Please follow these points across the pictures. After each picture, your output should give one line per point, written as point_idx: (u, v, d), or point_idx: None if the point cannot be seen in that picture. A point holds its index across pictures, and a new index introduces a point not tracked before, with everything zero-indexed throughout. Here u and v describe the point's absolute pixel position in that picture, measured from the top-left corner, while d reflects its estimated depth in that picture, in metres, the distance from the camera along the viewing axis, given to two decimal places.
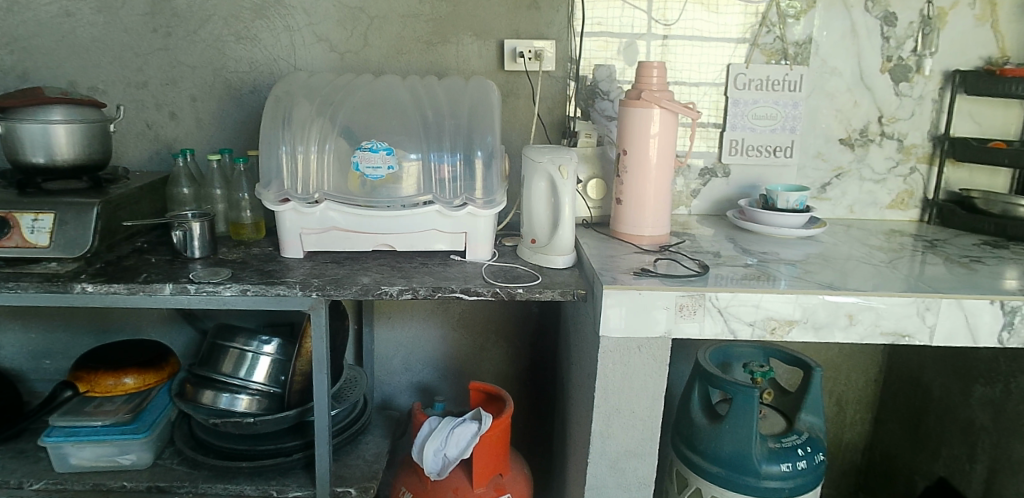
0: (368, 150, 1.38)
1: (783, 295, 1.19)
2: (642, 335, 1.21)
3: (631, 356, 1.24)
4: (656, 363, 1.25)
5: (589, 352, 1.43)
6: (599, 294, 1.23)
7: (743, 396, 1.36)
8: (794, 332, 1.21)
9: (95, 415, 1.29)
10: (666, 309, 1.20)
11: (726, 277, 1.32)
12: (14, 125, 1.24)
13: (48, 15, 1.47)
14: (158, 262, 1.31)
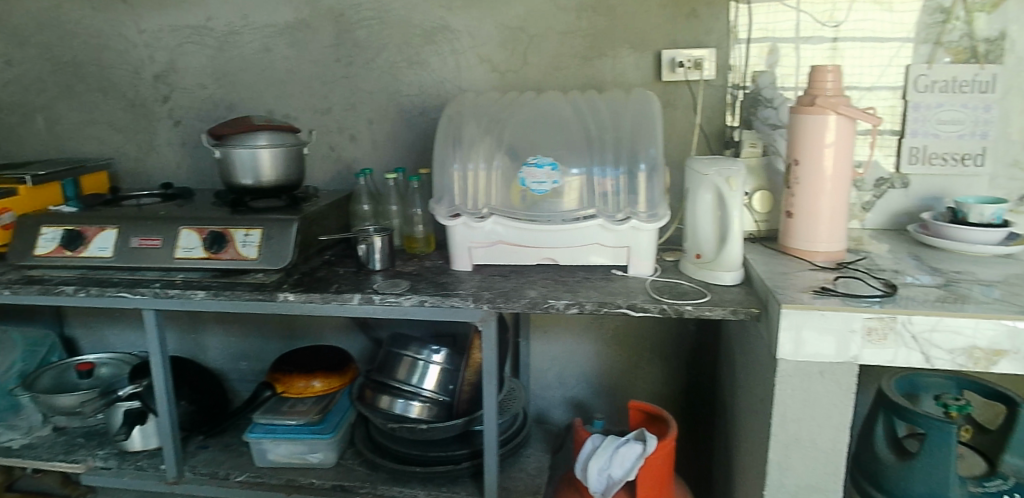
0: (534, 166, 1.41)
1: (972, 318, 1.05)
2: (821, 359, 1.12)
3: (811, 382, 1.14)
4: (840, 390, 1.14)
5: (763, 376, 1.34)
6: (775, 313, 1.16)
7: (936, 432, 1.20)
8: (1001, 363, 1.06)
9: (290, 414, 1.39)
10: (849, 331, 1.10)
11: (915, 299, 1.19)
12: (228, 150, 1.39)
13: (252, 51, 1.60)
14: (345, 274, 1.41)
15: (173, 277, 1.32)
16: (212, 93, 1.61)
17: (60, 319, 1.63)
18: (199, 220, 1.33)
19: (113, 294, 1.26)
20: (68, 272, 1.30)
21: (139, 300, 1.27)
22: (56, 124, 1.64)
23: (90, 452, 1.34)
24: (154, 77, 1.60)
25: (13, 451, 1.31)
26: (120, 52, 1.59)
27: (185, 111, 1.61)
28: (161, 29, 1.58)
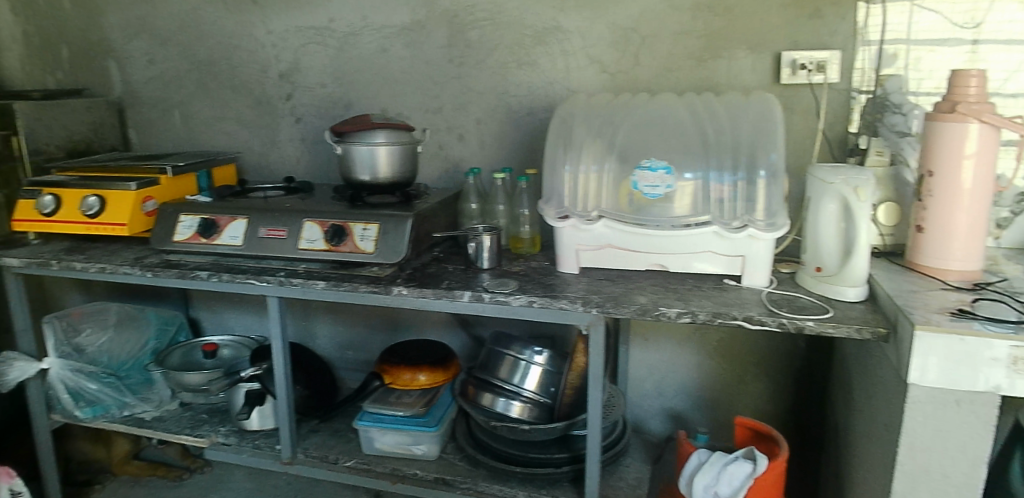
0: (647, 169, 1.37)
1: None
2: (960, 386, 0.97)
3: (945, 411, 1.00)
4: (979, 422, 0.99)
5: (882, 397, 1.28)
6: (907, 336, 1.02)
7: None
8: None
9: (397, 405, 1.43)
10: (993, 360, 0.95)
11: None
12: (349, 147, 1.45)
13: (369, 51, 1.66)
14: (454, 271, 1.43)
15: (296, 266, 1.38)
16: (332, 92, 1.68)
17: (187, 301, 1.74)
18: (321, 213, 1.38)
19: (242, 279, 1.33)
20: (202, 258, 1.38)
21: (265, 287, 1.34)
22: (190, 119, 1.75)
23: (214, 428, 1.42)
24: (279, 76, 1.68)
25: (147, 422, 1.40)
26: (250, 51, 1.67)
27: (306, 109, 1.69)
28: (287, 30, 1.66)
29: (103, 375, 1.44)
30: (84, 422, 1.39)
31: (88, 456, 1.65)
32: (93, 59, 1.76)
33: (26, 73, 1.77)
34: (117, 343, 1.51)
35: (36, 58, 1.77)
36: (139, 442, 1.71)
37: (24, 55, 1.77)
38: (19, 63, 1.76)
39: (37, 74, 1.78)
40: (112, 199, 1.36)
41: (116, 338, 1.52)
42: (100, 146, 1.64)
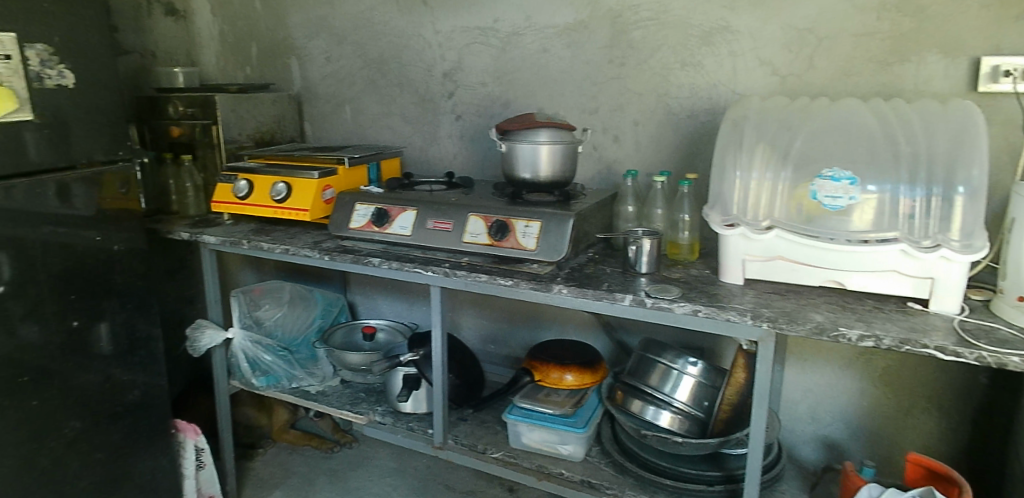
0: (829, 179, 1.28)
1: None
2: None
3: None
4: None
5: None
6: None
7: None
8: None
9: (546, 403, 1.45)
10: None
11: None
12: (513, 146, 1.48)
13: (531, 51, 1.68)
14: (612, 273, 1.42)
15: (459, 259, 1.43)
16: (492, 91, 1.73)
17: (346, 285, 1.85)
18: (485, 209, 1.42)
19: (410, 268, 1.39)
20: (373, 244, 1.47)
21: (430, 277, 1.39)
22: (359, 114, 1.86)
23: (371, 407, 1.49)
24: (443, 75, 1.76)
25: (313, 395, 1.49)
26: (417, 51, 1.76)
27: (466, 107, 1.75)
28: (454, 30, 1.72)
29: (277, 348, 1.55)
30: (260, 390, 1.50)
31: (253, 422, 1.81)
32: (277, 56, 1.91)
33: (221, 69, 1.96)
34: (289, 319, 1.62)
35: (229, 55, 1.95)
36: (296, 414, 1.87)
37: (220, 52, 1.95)
38: (216, 59, 1.95)
39: (230, 69, 1.96)
40: (298, 186, 1.47)
41: (288, 314, 1.63)
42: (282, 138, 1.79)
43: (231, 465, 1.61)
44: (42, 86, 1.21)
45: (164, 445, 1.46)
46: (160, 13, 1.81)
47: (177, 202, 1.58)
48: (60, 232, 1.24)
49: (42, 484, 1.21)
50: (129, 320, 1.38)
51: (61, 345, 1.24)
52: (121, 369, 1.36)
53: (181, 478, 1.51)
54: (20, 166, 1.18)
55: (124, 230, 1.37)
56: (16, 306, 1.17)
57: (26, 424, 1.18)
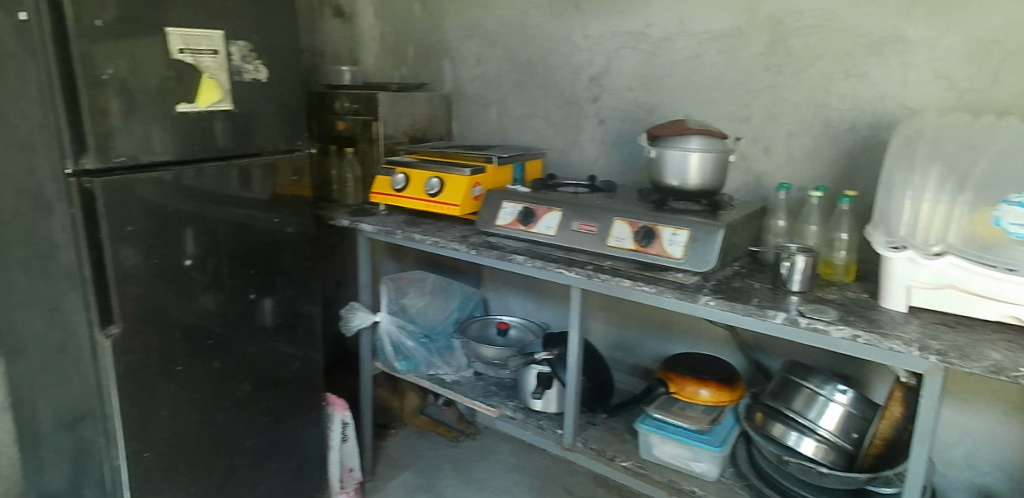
0: (1017, 204, 1.10)
1: None
2: None
3: None
4: None
5: None
6: None
7: None
8: None
9: (681, 416, 1.42)
10: None
11: None
12: (662, 151, 1.46)
13: (681, 57, 1.65)
14: (760, 289, 1.37)
15: (602, 262, 1.43)
16: (638, 96, 1.72)
17: (480, 281, 1.94)
18: (631, 214, 1.40)
19: (553, 268, 1.40)
20: (517, 242, 1.51)
21: (573, 278, 1.40)
22: (504, 116, 1.93)
23: (503, 401, 1.52)
24: (590, 79, 1.77)
25: (448, 383, 1.54)
26: (566, 54, 1.79)
27: (610, 111, 1.76)
28: (603, 35, 1.73)
29: (418, 335, 1.63)
30: (399, 373, 1.57)
31: (386, 403, 1.96)
32: (432, 58, 2.03)
33: (380, 68, 2.10)
34: (430, 309, 1.70)
35: (388, 56, 2.09)
36: (425, 400, 1.97)
37: (380, 52, 2.10)
38: (376, 59, 2.10)
39: (388, 68, 2.10)
40: (451, 181, 1.55)
41: (429, 303, 1.71)
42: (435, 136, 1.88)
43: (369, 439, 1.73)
44: (240, 79, 1.34)
45: (316, 416, 1.57)
46: (331, 15, 1.97)
47: (337, 191, 1.73)
48: (239, 213, 1.36)
49: (216, 439, 1.35)
50: (293, 298, 1.49)
51: (236, 314, 1.37)
52: (284, 342, 1.47)
53: (327, 448, 1.62)
54: (211, 151, 1.31)
55: (295, 214, 1.48)
56: (201, 277, 1.30)
57: (207, 383, 1.32)
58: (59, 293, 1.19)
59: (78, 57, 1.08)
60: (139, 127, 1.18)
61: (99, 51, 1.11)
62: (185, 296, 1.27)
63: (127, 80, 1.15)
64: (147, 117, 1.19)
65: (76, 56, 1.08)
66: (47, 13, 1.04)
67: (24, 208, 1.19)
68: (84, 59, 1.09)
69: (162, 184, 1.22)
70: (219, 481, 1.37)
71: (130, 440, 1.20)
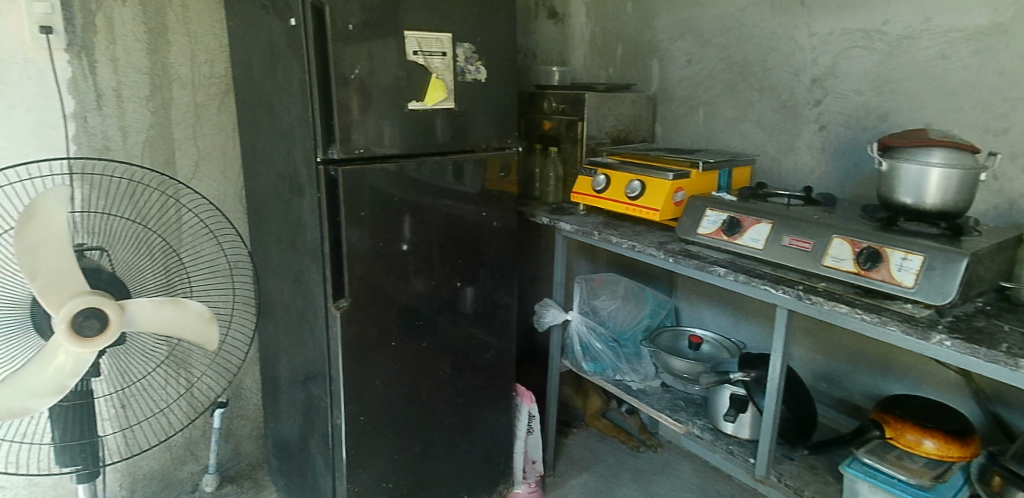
0: None
1: None
2: None
3: None
4: None
5: None
6: None
7: None
8: None
9: (899, 467, 1.24)
10: None
11: None
12: (896, 164, 1.26)
13: (924, 58, 1.41)
14: (1012, 333, 1.07)
15: (814, 283, 1.26)
16: (867, 100, 1.52)
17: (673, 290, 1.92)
18: (854, 232, 1.24)
19: (759, 284, 1.27)
20: (719, 253, 1.42)
21: (779, 297, 1.25)
22: (713, 118, 1.85)
23: (691, 418, 1.46)
24: (812, 80, 1.62)
25: (633, 390, 1.55)
26: (786, 54, 1.65)
27: (834, 117, 1.59)
28: (832, 32, 1.56)
29: (608, 339, 1.67)
30: (587, 374, 1.64)
31: (569, 401, 2.01)
32: (641, 57, 2.00)
33: (588, 67, 2.12)
34: (621, 313, 1.74)
35: (596, 55, 2.10)
36: (608, 404, 2.00)
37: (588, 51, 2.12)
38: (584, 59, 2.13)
39: (595, 68, 2.11)
40: (652, 185, 1.52)
41: (620, 308, 1.75)
42: (636, 137, 1.86)
43: (552, 433, 1.78)
44: (463, 80, 1.41)
45: (505, 405, 1.63)
46: (545, 17, 2.02)
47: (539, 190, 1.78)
48: (451, 204, 1.43)
49: (419, 413, 1.46)
50: (493, 289, 1.55)
51: (442, 299, 1.46)
52: (482, 329, 1.55)
53: (514, 437, 1.68)
54: (431, 145, 1.38)
55: (500, 209, 1.54)
56: (415, 261, 1.40)
57: (414, 360, 1.43)
58: (303, 266, 1.36)
59: (331, 58, 1.21)
60: (374, 122, 1.28)
61: (347, 53, 1.22)
62: (400, 278, 1.38)
63: (367, 79, 1.25)
64: (381, 112, 1.29)
65: (332, 58, 1.21)
66: (311, 20, 1.18)
67: (281, 190, 1.38)
68: (336, 60, 1.21)
69: (389, 174, 1.32)
70: (419, 452, 1.48)
71: (350, 403, 1.35)
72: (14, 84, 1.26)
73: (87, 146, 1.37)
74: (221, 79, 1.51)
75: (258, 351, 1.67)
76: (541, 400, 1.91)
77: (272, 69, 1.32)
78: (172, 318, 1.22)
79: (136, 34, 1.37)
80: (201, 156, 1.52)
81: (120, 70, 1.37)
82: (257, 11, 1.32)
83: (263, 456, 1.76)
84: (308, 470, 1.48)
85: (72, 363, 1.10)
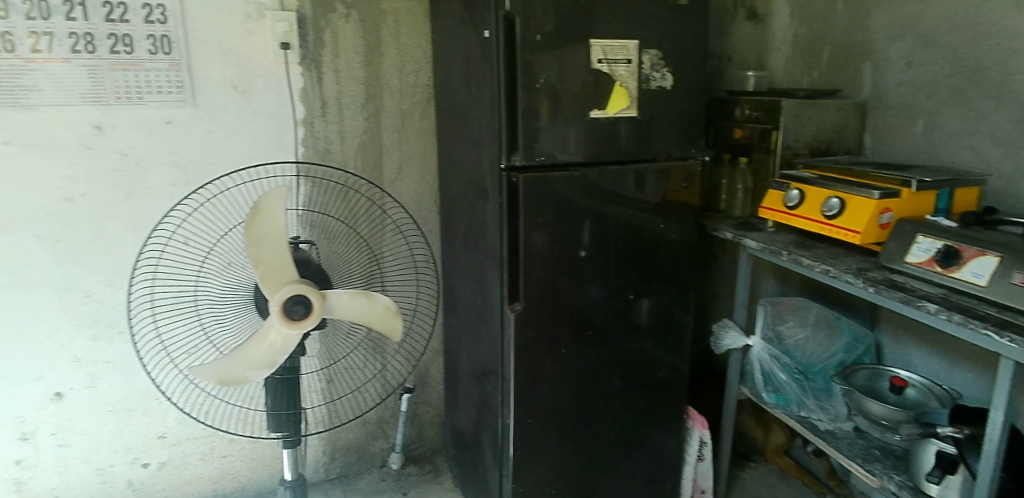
0: None
1: None
2: None
3: None
4: None
5: None
6: None
7: None
8: None
9: None
10: None
11: None
12: None
13: None
14: None
15: None
16: None
17: (876, 322, 1.69)
18: None
19: (977, 329, 1.04)
20: (929, 287, 1.18)
21: (1003, 346, 1.00)
22: (935, 129, 1.59)
23: (886, 471, 1.28)
24: None
25: (820, 431, 1.42)
26: None
27: None
28: None
29: (793, 370, 1.53)
30: (767, 405, 1.53)
31: (747, 431, 1.91)
32: (852, 61, 1.80)
33: (788, 72, 1.95)
34: (811, 343, 1.58)
35: (800, 59, 1.93)
36: (792, 441, 1.83)
37: (791, 56, 1.95)
38: (785, 63, 1.97)
39: (797, 73, 1.94)
40: (854, 203, 1.35)
41: (810, 337, 1.59)
42: (838, 148, 1.68)
43: (726, 464, 1.67)
44: (648, 87, 1.36)
45: (677, 426, 1.56)
46: (743, 17, 1.96)
47: (725, 201, 1.70)
48: (632, 213, 1.40)
49: (586, 422, 1.45)
50: (670, 304, 1.49)
51: (615, 310, 1.42)
52: (656, 345, 1.49)
53: (683, 463, 1.60)
54: (615, 153, 1.36)
55: (681, 221, 1.46)
56: (592, 268, 1.38)
57: (583, 369, 1.42)
58: (484, 267, 1.41)
59: (520, 66, 1.23)
60: (561, 128, 1.29)
61: (536, 61, 1.24)
62: (577, 285, 1.37)
63: (556, 85, 1.27)
64: (567, 118, 1.29)
65: (520, 66, 1.23)
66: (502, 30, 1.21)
67: (469, 193, 1.45)
68: (524, 68, 1.23)
69: (571, 180, 1.32)
70: (583, 462, 1.47)
71: (519, 404, 1.37)
72: (259, 93, 1.47)
73: (313, 149, 1.55)
74: (424, 88, 1.62)
75: (440, 342, 1.77)
76: (716, 427, 1.81)
77: (466, 78, 1.39)
78: (363, 308, 1.31)
79: (356, 48, 1.53)
80: (404, 159, 1.65)
81: (342, 81, 1.53)
82: (458, 23, 1.40)
83: (442, 443, 1.87)
84: (479, 464, 1.54)
85: (281, 342, 1.23)
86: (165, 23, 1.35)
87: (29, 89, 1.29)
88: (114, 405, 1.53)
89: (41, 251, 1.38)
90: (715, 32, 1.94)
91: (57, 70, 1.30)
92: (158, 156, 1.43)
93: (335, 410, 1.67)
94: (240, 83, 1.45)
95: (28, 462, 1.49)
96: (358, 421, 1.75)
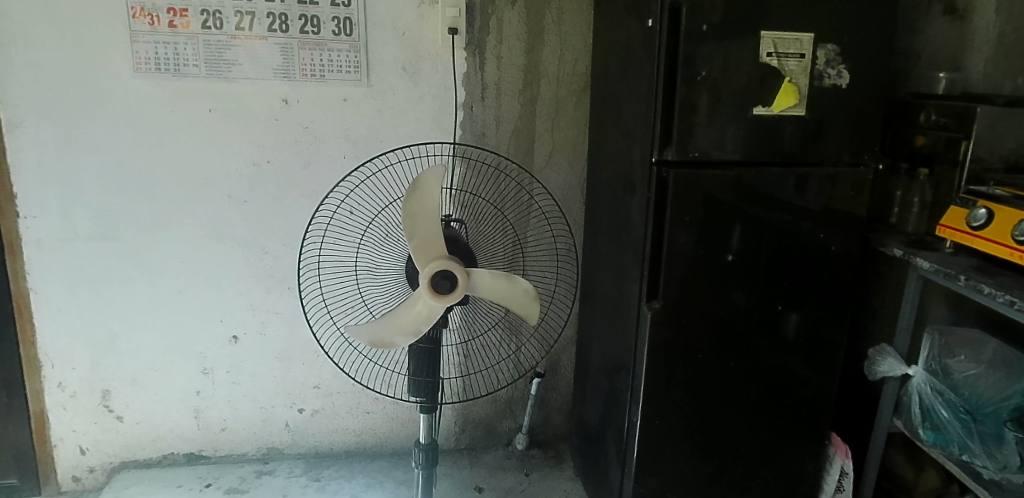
0: None
1: None
2: None
3: None
4: None
5: None
6: None
7: None
8: None
9: None
10: None
11: None
12: None
13: None
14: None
15: None
16: None
17: None
18: None
19: None
20: None
21: None
22: None
23: None
24: None
25: (983, 480, 1.30)
26: None
27: None
28: None
29: (958, 408, 1.38)
30: (923, 442, 1.43)
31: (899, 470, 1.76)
32: None
33: None
34: (983, 381, 1.38)
35: None
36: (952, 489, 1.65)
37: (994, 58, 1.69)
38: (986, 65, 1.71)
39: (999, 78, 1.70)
40: None
41: (983, 375, 1.39)
42: None
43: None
44: (820, 84, 1.26)
45: (817, 450, 1.47)
46: (939, 13, 1.70)
47: (899, 215, 1.59)
48: (789, 220, 1.31)
49: (719, 433, 1.40)
50: (821, 320, 1.39)
51: (760, 320, 1.35)
52: (802, 363, 1.40)
53: (819, 490, 1.51)
54: (777, 155, 1.28)
55: (844, 232, 1.35)
56: (739, 274, 1.32)
57: (719, 379, 1.37)
58: (625, 261, 1.40)
59: (682, 56, 1.18)
60: (719, 125, 1.23)
61: (701, 53, 1.19)
62: (723, 291, 1.32)
63: (719, 79, 1.21)
64: (728, 114, 1.23)
65: (682, 57, 1.18)
66: (666, 20, 1.17)
67: (617, 186, 1.43)
68: (687, 60, 1.19)
69: (726, 180, 1.26)
70: (711, 473, 1.43)
71: (650, 405, 1.35)
72: (426, 75, 1.54)
73: (470, 133, 1.61)
74: (581, 77, 1.62)
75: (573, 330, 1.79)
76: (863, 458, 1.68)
77: (625, 69, 1.37)
78: (505, 290, 1.32)
79: (519, 35, 1.55)
80: (554, 148, 1.66)
81: (503, 67, 1.57)
82: (623, 12, 1.37)
83: (567, 432, 1.89)
84: (602, 457, 1.54)
85: (427, 311, 1.26)
86: (348, 6, 1.45)
87: (233, 63, 1.46)
88: (278, 353, 1.70)
89: (230, 208, 1.57)
90: (905, 29, 1.71)
91: (255, 46, 1.46)
92: (332, 130, 1.55)
93: (468, 384, 1.75)
94: (409, 66, 1.52)
95: (206, 393, 1.71)
96: (489, 398, 1.82)
